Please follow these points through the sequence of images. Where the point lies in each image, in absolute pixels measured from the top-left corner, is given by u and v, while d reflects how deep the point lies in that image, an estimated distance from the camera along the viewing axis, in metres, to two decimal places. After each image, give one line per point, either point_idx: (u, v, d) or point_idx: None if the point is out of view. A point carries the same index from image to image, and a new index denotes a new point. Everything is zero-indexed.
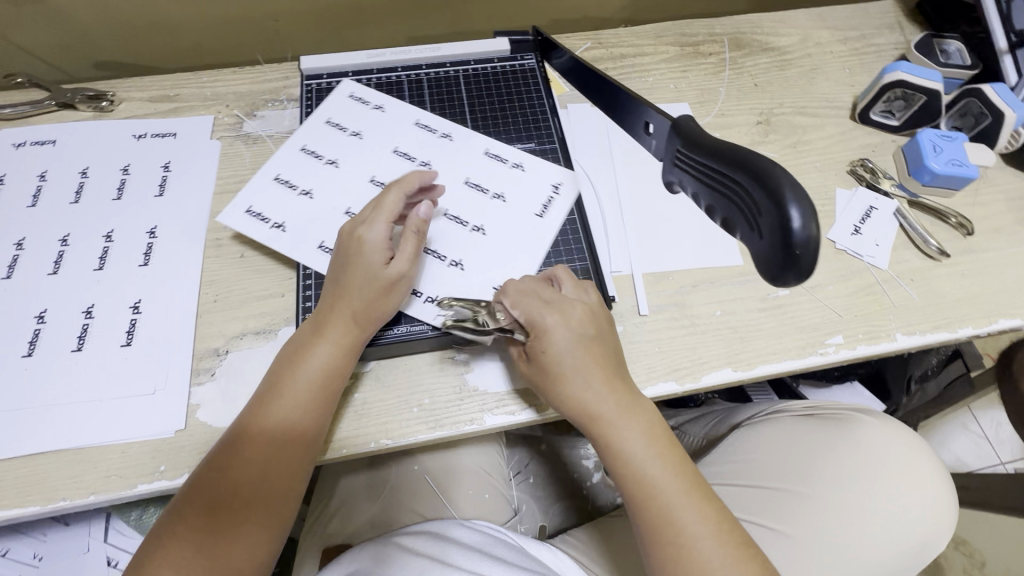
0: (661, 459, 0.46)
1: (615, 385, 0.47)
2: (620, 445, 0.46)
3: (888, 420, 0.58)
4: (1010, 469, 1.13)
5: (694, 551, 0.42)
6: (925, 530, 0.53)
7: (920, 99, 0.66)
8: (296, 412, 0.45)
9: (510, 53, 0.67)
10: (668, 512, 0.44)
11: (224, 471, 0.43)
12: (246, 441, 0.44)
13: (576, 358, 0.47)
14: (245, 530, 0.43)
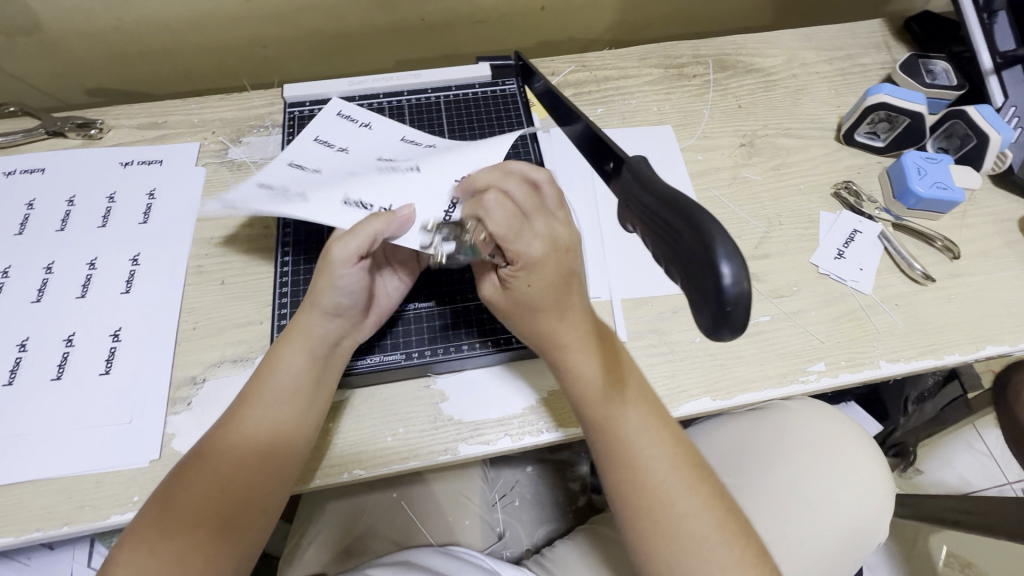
0: (619, 384, 0.45)
1: (580, 316, 0.46)
2: (577, 368, 0.45)
3: (817, 408, 0.63)
4: (1018, 491, 1.09)
5: (658, 489, 0.42)
6: (867, 525, 0.58)
7: (904, 121, 0.66)
8: (281, 418, 0.45)
9: (491, 78, 0.68)
10: (625, 439, 0.44)
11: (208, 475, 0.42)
12: (230, 448, 0.43)
13: (547, 293, 0.44)
14: (240, 535, 0.42)
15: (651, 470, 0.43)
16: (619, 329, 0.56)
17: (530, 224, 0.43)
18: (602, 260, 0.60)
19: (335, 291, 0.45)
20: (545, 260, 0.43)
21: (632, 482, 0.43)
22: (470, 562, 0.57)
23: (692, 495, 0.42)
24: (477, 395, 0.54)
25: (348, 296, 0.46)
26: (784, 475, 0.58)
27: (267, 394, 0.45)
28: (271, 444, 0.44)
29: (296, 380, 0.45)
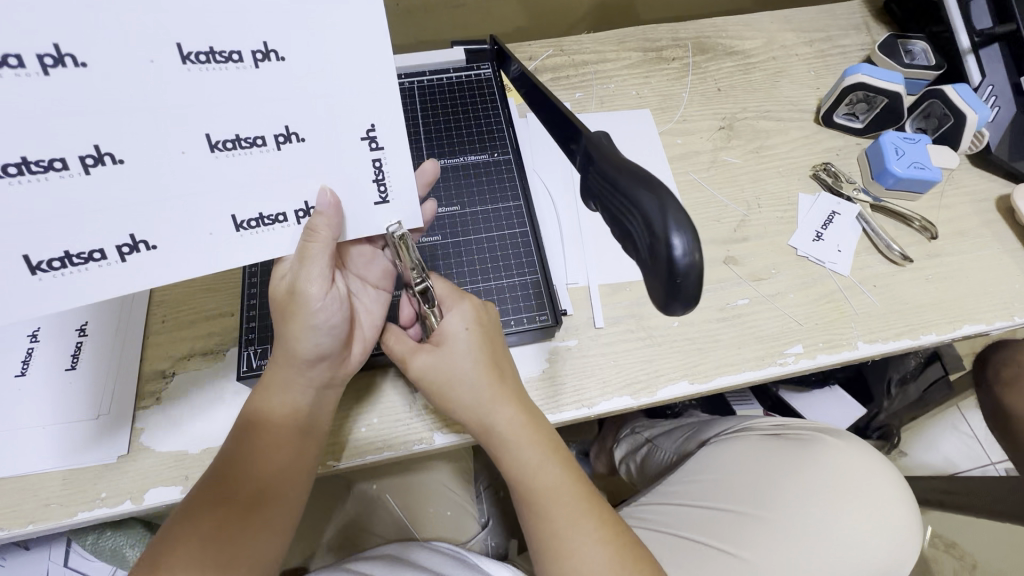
0: (520, 421, 0.45)
1: (483, 357, 0.45)
2: (479, 404, 0.44)
3: (852, 441, 0.57)
4: (1000, 471, 1.11)
5: (552, 522, 0.43)
6: (884, 557, 0.52)
7: (882, 101, 0.65)
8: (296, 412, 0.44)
9: (466, 63, 0.66)
10: (523, 476, 0.44)
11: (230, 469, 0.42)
12: (254, 436, 0.43)
13: (451, 338, 0.45)
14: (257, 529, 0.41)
15: (546, 502, 0.43)
16: (597, 315, 0.56)
17: (461, 305, 0.46)
18: (580, 246, 0.59)
19: (312, 329, 0.43)
20: (466, 333, 0.45)
21: (529, 512, 0.44)
22: (454, 556, 0.57)
23: (586, 525, 0.42)
24: None
25: (326, 335, 0.43)
26: (797, 497, 0.53)
27: (288, 405, 0.44)
28: (299, 449, 0.44)
29: (314, 394, 0.45)
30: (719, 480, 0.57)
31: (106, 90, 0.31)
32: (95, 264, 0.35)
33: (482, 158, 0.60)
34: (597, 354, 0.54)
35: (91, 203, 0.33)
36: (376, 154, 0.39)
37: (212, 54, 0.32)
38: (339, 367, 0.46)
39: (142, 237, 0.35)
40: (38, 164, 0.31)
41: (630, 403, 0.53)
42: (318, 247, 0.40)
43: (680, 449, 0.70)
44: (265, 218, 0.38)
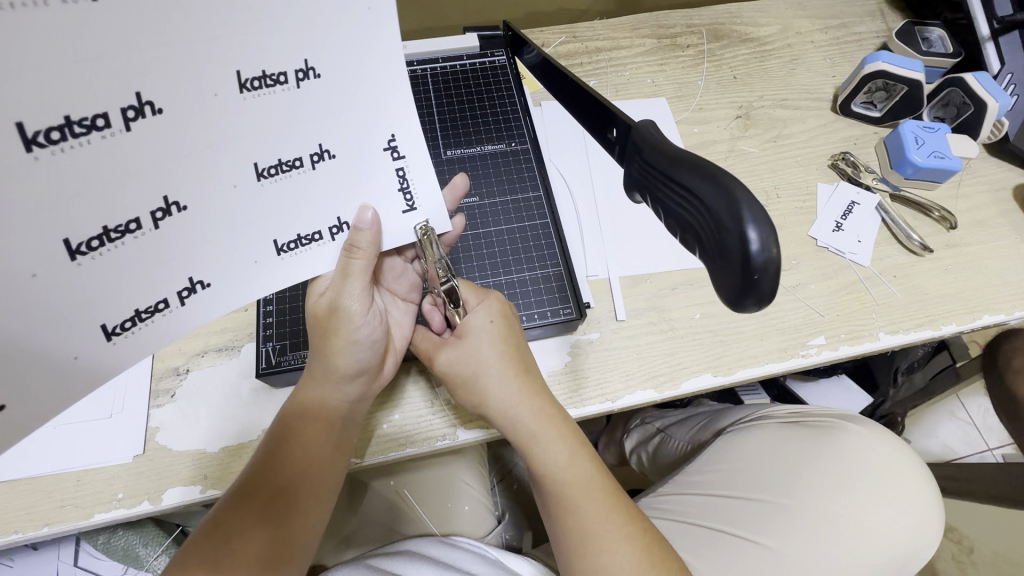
0: (542, 418, 0.44)
1: (505, 353, 0.44)
2: (497, 401, 0.43)
3: (873, 427, 0.56)
4: (997, 456, 1.13)
5: (583, 522, 0.42)
6: (908, 541, 0.52)
7: (902, 90, 0.64)
8: (327, 425, 0.43)
9: (480, 49, 0.64)
10: (549, 472, 0.43)
11: (267, 473, 0.42)
12: (291, 443, 0.42)
13: (474, 339, 0.44)
14: (267, 537, 0.40)
15: (575, 497, 0.43)
16: (618, 307, 0.55)
17: (487, 300, 0.45)
18: (600, 237, 0.59)
19: (353, 343, 0.42)
20: (489, 327, 0.44)
21: (559, 510, 0.43)
22: (473, 552, 0.57)
23: (615, 522, 0.42)
24: None
25: (366, 349, 0.43)
26: (819, 485, 0.53)
27: (317, 421, 0.43)
28: (327, 460, 0.44)
29: (346, 407, 0.44)
30: (740, 469, 0.57)
31: (178, 133, 0.28)
32: (167, 313, 0.32)
33: (500, 147, 0.58)
34: (620, 347, 0.54)
35: (161, 252, 0.30)
36: (402, 162, 0.36)
37: (266, 78, 0.29)
38: (374, 380, 0.46)
39: (204, 278, 0.33)
40: (116, 230, 0.28)
41: (654, 396, 0.52)
42: (360, 264, 0.38)
43: (695, 437, 0.70)
44: (304, 240, 0.36)
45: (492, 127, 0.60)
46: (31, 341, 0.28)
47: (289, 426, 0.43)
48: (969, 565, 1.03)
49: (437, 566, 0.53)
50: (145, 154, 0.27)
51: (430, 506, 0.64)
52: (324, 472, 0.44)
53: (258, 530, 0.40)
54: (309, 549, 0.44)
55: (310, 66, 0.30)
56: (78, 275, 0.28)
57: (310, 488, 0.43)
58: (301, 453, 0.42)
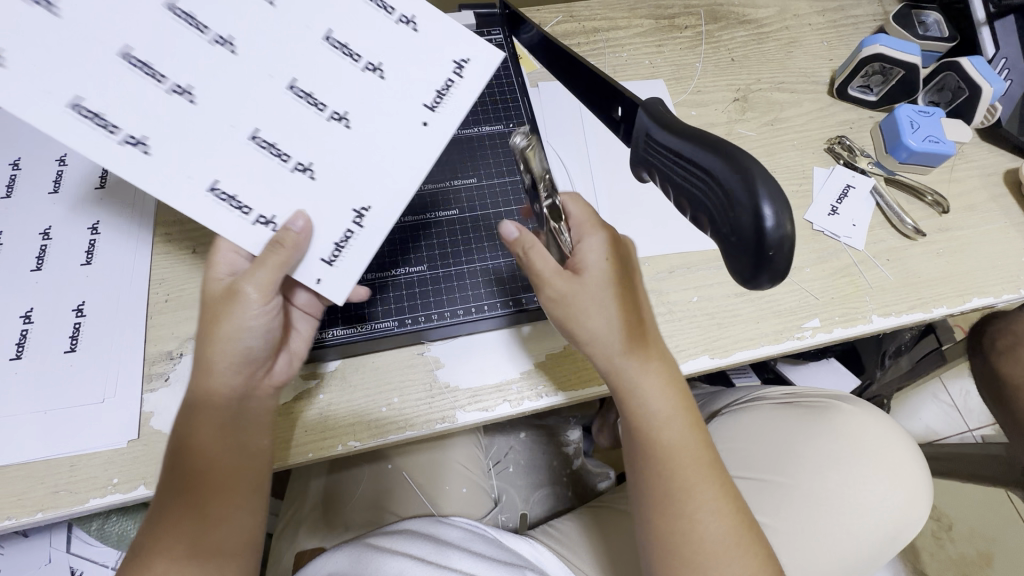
0: (651, 373, 0.43)
1: (630, 308, 0.43)
2: (601, 334, 0.42)
3: (866, 406, 0.57)
4: (977, 437, 1.16)
5: (682, 486, 0.43)
6: (898, 518, 0.53)
7: (899, 73, 0.65)
8: (228, 422, 0.41)
9: (476, 27, 0.62)
10: (654, 427, 0.44)
11: (190, 478, 0.40)
12: (196, 447, 0.40)
13: (601, 281, 0.42)
14: (187, 539, 0.38)
15: (671, 456, 0.43)
16: None
17: (592, 237, 0.44)
18: None
19: (244, 330, 0.40)
20: (603, 266, 0.43)
21: (657, 464, 0.43)
22: (473, 532, 0.57)
23: (704, 490, 0.43)
24: (475, 359, 0.52)
25: (255, 337, 0.41)
26: (814, 463, 0.54)
27: (210, 413, 0.41)
28: (244, 457, 0.42)
29: (232, 402, 0.42)
30: (738, 449, 0.57)
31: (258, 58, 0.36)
32: (116, 141, 0.35)
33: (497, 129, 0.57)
34: None
35: (176, 64, 0.35)
36: (355, 228, 0.39)
37: (310, 99, 0.38)
38: (257, 377, 0.43)
39: (169, 92, 0.35)
40: (189, 13, 0.35)
41: None
42: (277, 257, 0.37)
43: None
44: (235, 200, 0.37)
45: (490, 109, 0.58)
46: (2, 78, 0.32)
47: (187, 431, 0.40)
48: (947, 541, 1.06)
49: (436, 544, 0.53)
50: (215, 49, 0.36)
51: (430, 488, 0.65)
52: (240, 469, 0.41)
53: (182, 535, 0.38)
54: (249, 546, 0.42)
55: (343, 114, 0.38)
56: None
57: (218, 491, 0.40)
58: (199, 457, 0.40)
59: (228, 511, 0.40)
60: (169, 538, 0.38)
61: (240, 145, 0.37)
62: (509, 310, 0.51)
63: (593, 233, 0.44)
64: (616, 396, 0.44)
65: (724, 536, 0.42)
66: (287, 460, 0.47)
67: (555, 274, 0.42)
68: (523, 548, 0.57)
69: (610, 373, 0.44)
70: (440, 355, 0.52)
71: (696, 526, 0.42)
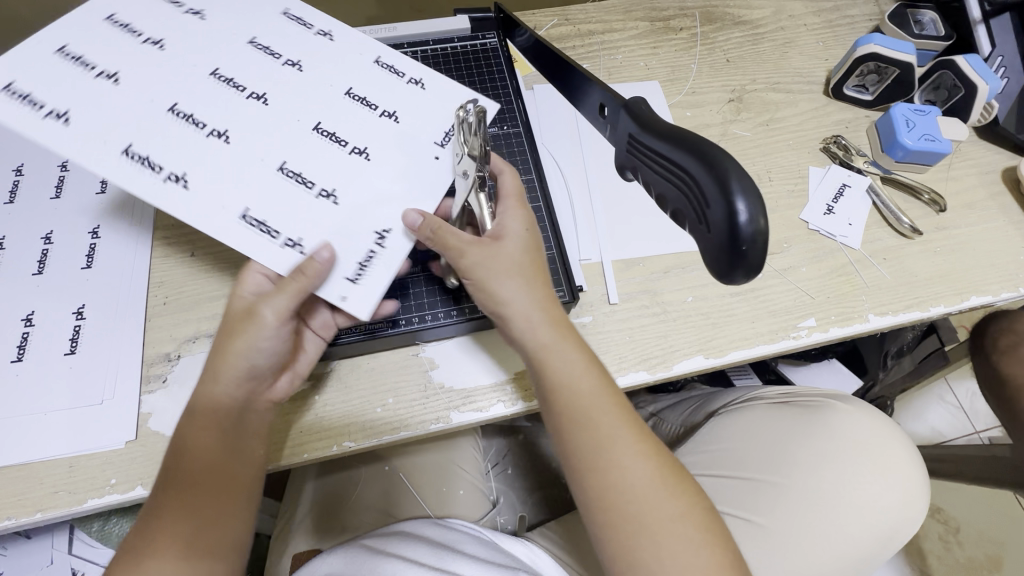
0: (550, 323, 0.42)
1: (525, 264, 0.43)
2: (501, 292, 0.42)
3: (862, 406, 0.57)
4: (984, 439, 1.15)
5: (602, 437, 0.41)
6: (896, 517, 0.53)
7: (894, 72, 0.64)
8: (223, 421, 0.42)
9: (471, 31, 0.63)
10: (559, 379, 0.42)
11: (184, 474, 0.40)
12: (196, 441, 0.41)
13: (513, 244, 0.43)
14: (185, 533, 0.38)
15: (585, 409, 0.41)
16: (611, 291, 0.55)
17: (507, 208, 0.45)
18: (591, 222, 0.58)
19: (252, 350, 0.41)
20: (523, 233, 0.44)
21: (567, 417, 0.42)
22: (470, 535, 0.57)
23: (623, 438, 0.41)
24: (469, 360, 0.52)
25: (268, 357, 0.42)
26: (810, 463, 0.53)
27: (206, 419, 0.41)
28: (237, 457, 0.42)
29: (236, 412, 0.42)
30: (734, 450, 0.57)
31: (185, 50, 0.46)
32: (235, 214, 0.41)
33: (492, 131, 0.58)
34: (612, 330, 0.54)
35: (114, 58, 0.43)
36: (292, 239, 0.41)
37: (229, 81, 0.45)
38: (262, 391, 0.44)
39: (115, 71, 0.43)
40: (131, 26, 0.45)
41: (646, 377, 0.52)
42: (298, 287, 0.40)
43: (686, 420, 0.70)
44: (149, 160, 0.41)
45: None
46: (121, 177, 0.40)
47: (184, 431, 0.41)
48: (955, 545, 1.05)
49: (432, 546, 0.53)
50: (283, 120, 0.45)
51: (428, 490, 0.65)
52: (231, 470, 0.41)
53: (179, 531, 0.38)
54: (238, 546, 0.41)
55: (260, 94, 0.45)
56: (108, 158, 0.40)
57: (209, 496, 0.40)
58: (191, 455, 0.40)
59: (223, 510, 0.40)
60: (170, 531, 0.38)
61: (162, 115, 0.42)
62: (467, 318, 0.50)
63: (513, 209, 0.45)
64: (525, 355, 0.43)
65: (648, 479, 0.40)
66: (282, 461, 0.47)
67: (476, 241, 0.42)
68: (519, 550, 0.57)
69: (510, 329, 0.43)
70: (434, 356, 0.52)
71: (618, 472, 0.40)
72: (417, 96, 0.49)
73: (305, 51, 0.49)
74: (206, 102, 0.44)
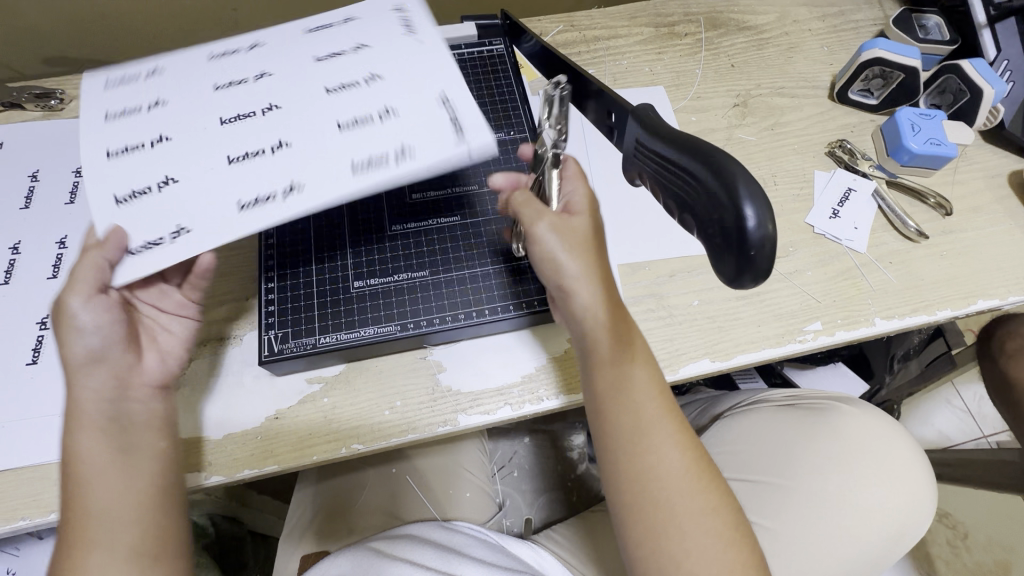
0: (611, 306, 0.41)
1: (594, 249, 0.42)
2: (563, 269, 0.41)
3: (868, 408, 0.57)
4: (991, 443, 1.14)
5: (646, 421, 0.41)
6: (902, 521, 0.53)
7: (899, 77, 0.65)
8: (84, 429, 0.37)
9: (478, 38, 0.64)
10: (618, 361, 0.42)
11: (92, 481, 0.37)
12: (88, 454, 0.37)
13: (571, 225, 0.41)
14: (110, 548, 0.37)
15: (634, 393, 0.42)
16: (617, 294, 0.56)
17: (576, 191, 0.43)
18: None
19: (81, 336, 0.37)
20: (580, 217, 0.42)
21: (617, 399, 0.42)
22: (476, 538, 0.58)
23: (666, 428, 0.42)
24: (475, 363, 0.53)
25: (99, 339, 0.38)
26: (816, 466, 0.53)
27: (70, 424, 0.38)
28: (146, 453, 0.39)
29: (105, 403, 0.38)
30: (739, 452, 0.57)
31: (198, 105, 0.41)
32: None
33: (498, 137, 0.58)
34: None
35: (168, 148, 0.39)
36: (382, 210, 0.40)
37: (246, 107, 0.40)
38: (127, 376, 0.40)
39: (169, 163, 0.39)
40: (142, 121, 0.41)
41: None
42: (91, 263, 0.37)
43: (692, 423, 0.70)
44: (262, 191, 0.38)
45: (491, 115, 0.59)
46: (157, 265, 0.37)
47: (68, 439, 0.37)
48: (963, 550, 1.04)
49: (439, 549, 0.53)
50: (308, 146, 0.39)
51: (434, 492, 0.65)
52: (146, 470, 0.39)
53: (104, 547, 0.37)
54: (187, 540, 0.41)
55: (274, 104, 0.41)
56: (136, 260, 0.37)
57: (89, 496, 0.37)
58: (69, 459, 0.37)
59: (151, 516, 0.39)
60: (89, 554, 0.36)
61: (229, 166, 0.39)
62: (527, 312, 0.51)
63: (581, 186, 0.43)
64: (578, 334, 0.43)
65: (683, 470, 0.41)
66: (291, 463, 0.48)
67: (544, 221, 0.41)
68: (526, 553, 0.57)
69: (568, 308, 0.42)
70: (442, 359, 0.52)
71: (659, 458, 0.41)
72: (383, 46, 0.43)
73: (261, 61, 0.43)
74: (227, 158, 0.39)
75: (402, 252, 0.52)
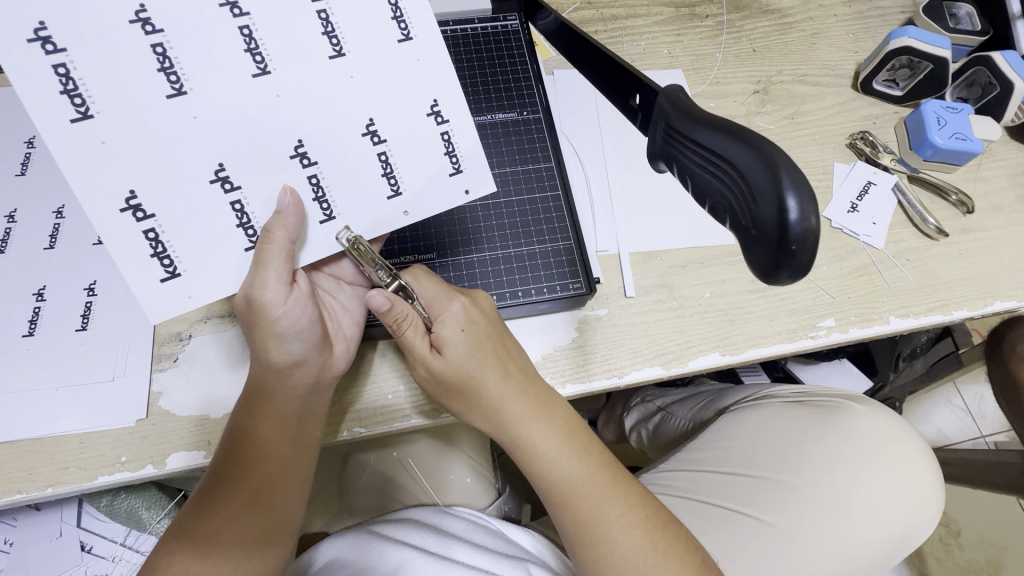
0: (530, 413, 0.43)
1: (499, 360, 0.43)
2: (477, 394, 0.42)
3: (878, 408, 0.56)
4: (989, 443, 1.14)
5: (592, 516, 0.42)
6: (907, 522, 0.52)
7: (926, 68, 0.62)
8: (268, 420, 0.42)
9: (492, 12, 0.61)
10: (539, 466, 0.43)
11: (254, 461, 0.42)
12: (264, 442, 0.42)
13: (465, 346, 0.42)
14: (246, 521, 0.41)
15: (563, 491, 0.43)
16: (628, 283, 0.54)
17: (451, 306, 0.42)
18: (610, 214, 0.57)
19: (288, 331, 0.40)
20: (463, 334, 0.42)
21: (558, 500, 0.43)
22: (475, 523, 0.57)
23: (613, 508, 0.43)
24: None
25: (298, 339, 0.40)
26: (824, 465, 0.53)
27: (272, 416, 0.42)
28: (297, 447, 0.44)
29: (298, 399, 0.42)
30: (748, 448, 0.56)
31: (156, 133, 0.33)
32: (319, 224, 0.39)
33: (511, 116, 0.56)
34: (627, 324, 0.53)
35: (195, 204, 0.35)
36: (446, 127, 0.40)
37: (167, 66, 0.32)
38: (323, 373, 0.43)
39: (238, 184, 0.36)
40: (137, 202, 0.34)
41: (660, 373, 0.52)
42: (275, 249, 0.36)
43: (696, 415, 0.70)
44: (392, 176, 0.39)
45: (503, 95, 0.57)
46: (198, 280, 0.37)
47: (250, 429, 0.42)
48: (955, 547, 1.05)
49: (438, 534, 0.53)
50: (223, 84, 0.33)
51: (435, 477, 0.65)
52: (294, 457, 0.44)
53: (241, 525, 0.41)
54: (292, 528, 0.45)
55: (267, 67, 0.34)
56: (167, 288, 0.36)
57: (280, 483, 0.43)
58: (257, 443, 0.42)
59: (286, 499, 0.44)
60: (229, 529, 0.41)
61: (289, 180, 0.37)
62: (563, 296, 0.50)
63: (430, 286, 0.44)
64: (507, 444, 0.44)
65: (640, 545, 0.42)
66: None
67: (425, 355, 0.41)
68: (526, 542, 0.57)
69: (493, 424, 0.43)
70: None
71: (609, 545, 0.42)
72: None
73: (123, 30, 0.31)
74: (136, 133, 0.33)
75: (445, 229, 0.51)
